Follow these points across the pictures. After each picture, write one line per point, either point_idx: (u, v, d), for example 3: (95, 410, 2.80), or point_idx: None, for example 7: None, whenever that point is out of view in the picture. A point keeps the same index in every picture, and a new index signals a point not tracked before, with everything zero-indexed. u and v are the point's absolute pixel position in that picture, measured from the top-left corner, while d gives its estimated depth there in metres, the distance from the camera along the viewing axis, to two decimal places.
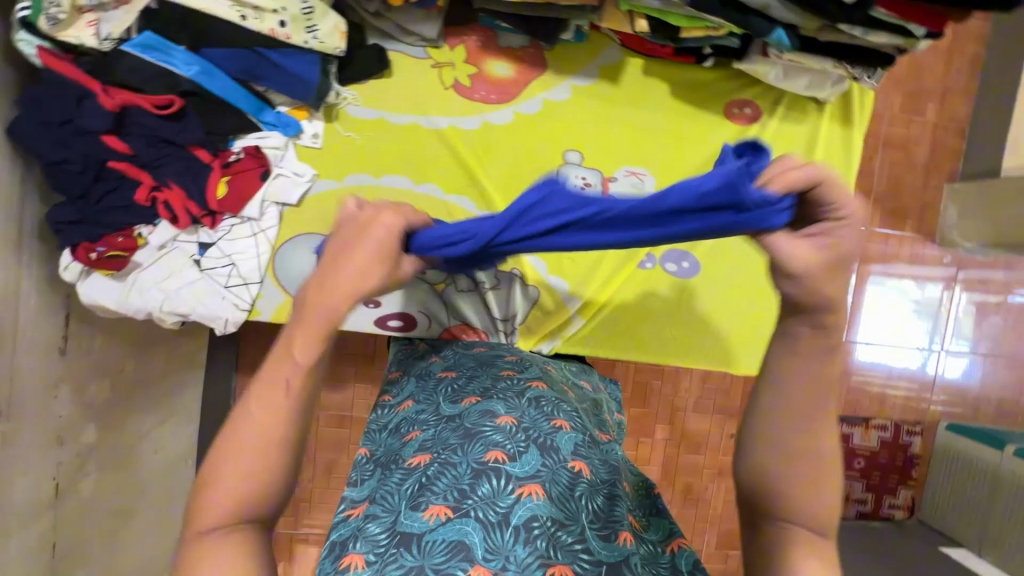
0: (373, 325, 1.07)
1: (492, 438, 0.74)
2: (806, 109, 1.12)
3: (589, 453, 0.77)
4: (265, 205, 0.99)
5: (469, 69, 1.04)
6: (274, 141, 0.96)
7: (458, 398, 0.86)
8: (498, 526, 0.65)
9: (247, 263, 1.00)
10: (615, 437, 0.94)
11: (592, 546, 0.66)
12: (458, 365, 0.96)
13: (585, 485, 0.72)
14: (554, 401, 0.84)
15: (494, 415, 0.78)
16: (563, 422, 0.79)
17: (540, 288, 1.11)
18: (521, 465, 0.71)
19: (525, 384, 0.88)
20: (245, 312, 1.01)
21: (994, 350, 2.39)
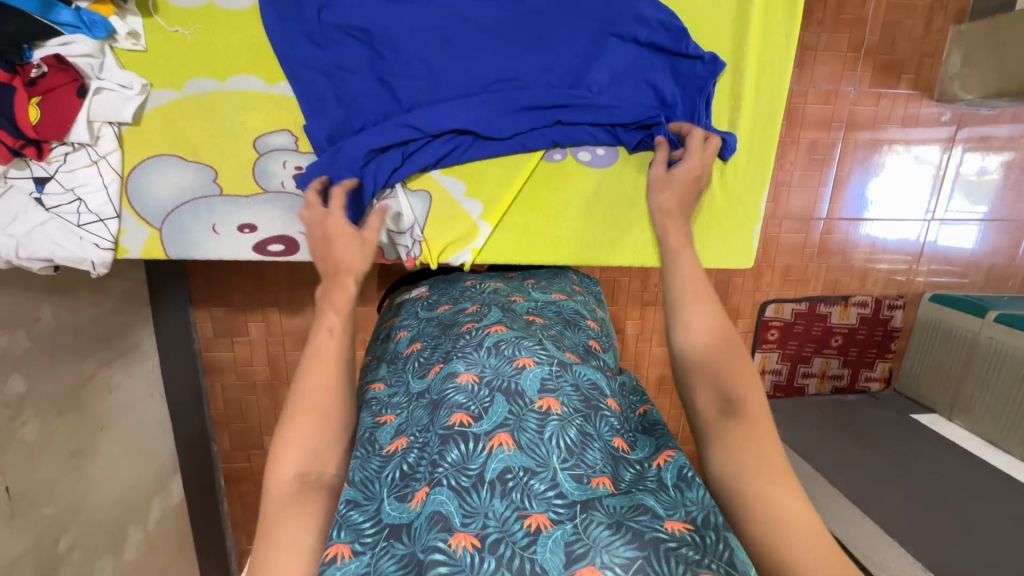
0: (253, 251, 0.97)
1: (454, 400, 0.66)
2: None
3: (559, 384, 0.68)
4: (96, 126, 0.86)
5: None
6: (82, 48, 0.81)
7: (425, 370, 0.76)
8: (472, 488, 0.58)
9: (95, 196, 0.90)
10: (602, 349, 0.83)
11: (565, 488, 0.58)
12: (423, 334, 0.86)
13: (556, 421, 0.63)
14: (516, 340, 0.73)
15: (454, 375, 0.69)
16: (527, 359, 0.70)
17: (430, 191, 0.98)
18: (488, 420, 0.64)
19: (483, 332, 0.76)
20: (109, 250, 0.93)
21: (991, 214, 2.22)
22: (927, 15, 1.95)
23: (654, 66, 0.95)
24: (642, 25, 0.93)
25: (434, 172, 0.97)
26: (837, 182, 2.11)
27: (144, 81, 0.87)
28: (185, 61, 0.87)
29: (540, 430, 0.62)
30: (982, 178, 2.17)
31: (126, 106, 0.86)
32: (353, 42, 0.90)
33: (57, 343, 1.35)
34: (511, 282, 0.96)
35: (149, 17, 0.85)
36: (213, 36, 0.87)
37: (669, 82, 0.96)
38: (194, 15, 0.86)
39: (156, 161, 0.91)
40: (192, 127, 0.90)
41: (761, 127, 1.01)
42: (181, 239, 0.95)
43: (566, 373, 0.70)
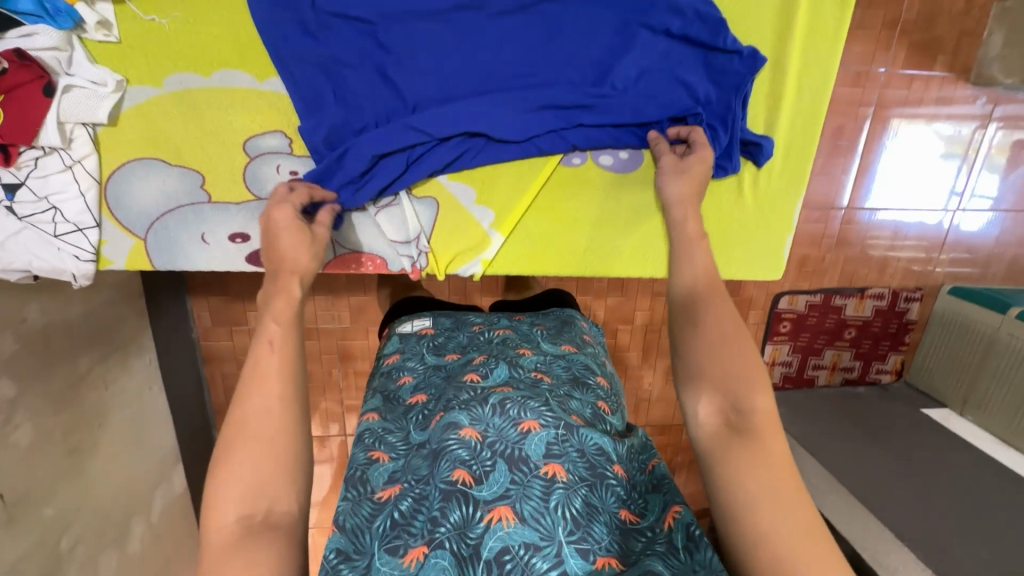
0: (246, 262, 0.90)
1: (456, 454, 0.61)
2: None
3: (565, 450, 0.62)
4: (68, 127, 0.78)
5: None
6: (46, 40, 0.72)
7: (428, 423, 0.70)
8: (469, 561, 0.54)
9: (72, 205, 0.82)
10: (610, 412, 0.76)
11: (570, 570, 0.53)
12: (428, 385, 0.78)
13: (562, 491, 0.58)
14: (522, 399, 0.67)
15: (457, 427, 0.63)
16: (532, 422, 0.64)
17: (437, 198, 0.90)
18: (489, 487, 0.58)
19: (489, 390, 0.70)
20: (91, 262, 0.86)
21: (1018, 204, 2.13)
22: None
23: (684, 59, 0.86)
24: (675, 16, 0.83)
25: (442, 178, 0.89)
26: (860, 170, 2.01)
27: (119, 77, 0.78)
28: (164, 54, 0.78)
29: (544, 500, 0.57)
30: (1012, 166, 2.06)
31: (100, 105, 0.77)
32: (353, 31, 0.80)
33: (47, 342, 1.29)
34: (519, 331, 0.89)
35: (122, 3, 0.75)
36: (194, 26, 0.77)
37: (703, 79, 0.87)
38: (173, 2, 0.76)
39: (137, 165, 0.83)
40: (175, 127, 0.82)
41: (801, 130, 0.92)
42: (168, 249, 0.88)
43: (574, 437, 0.64)
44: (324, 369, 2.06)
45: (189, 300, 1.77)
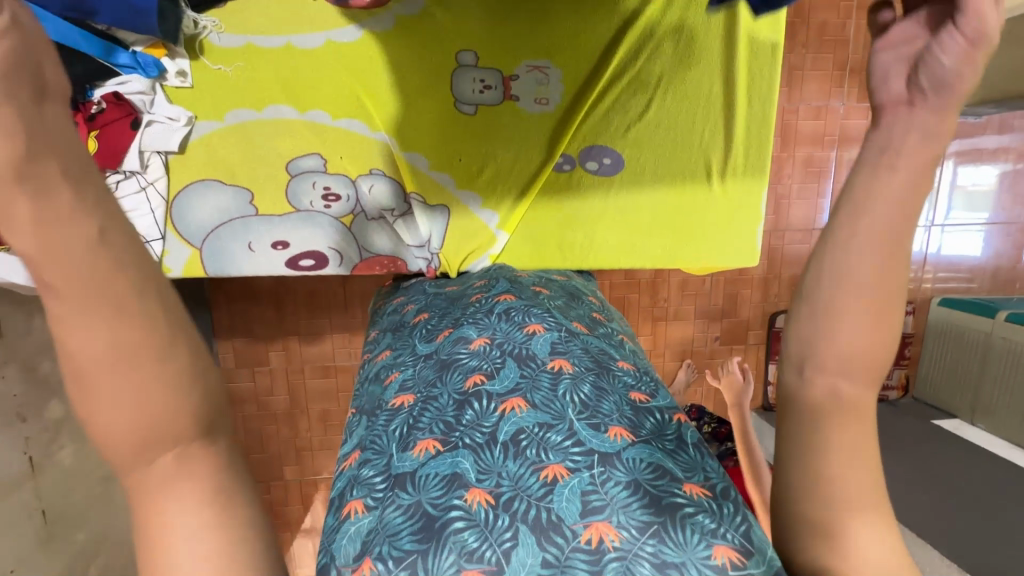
0: (285, 268, 1.03)
1: (467, 364, 0.76)
2: None
3: (568, 348, 0.77)
4: (145, 155, 0.95)
5: None
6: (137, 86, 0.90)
7: (432, 335, 0.85)
8: (487, 445, 0.63)
9: (142, 220, 0.97)
10: (604, 319, 0.90)
11: (582, 437, 0.63)
12: (430, 305, 0.94)
13: (567, 378, 0.71)
14: (524, 309, 0.85)
15: (467, 342, 0.80)
16: (536, 325, 0.80)
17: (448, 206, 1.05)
18: (500, 382, 0.71)
19: (493, 302, 0.88)
20: (153, 270, 0.99)
21: (991, 219, 2.26)
22: None
23: None
24: None
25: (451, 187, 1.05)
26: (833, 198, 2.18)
27: (190, 113, 0.95)
28: (228, 95, 0.96)
29: (553, 389, 0.69)
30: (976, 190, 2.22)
31: (173, 136, 0.95)
32: None
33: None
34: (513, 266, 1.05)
35: (196, 56, 0.94)
36: (253, 71, 0.96)
37: None
38: (236, 54, 0.95)
39: (198, 185, 0.98)
40: (231, 152, 0.98)
41: (760, 128, 1.07)
42: (219, 257, 1.01)
43: (575, 339, 0.80)
44: (341, 407, 2.13)
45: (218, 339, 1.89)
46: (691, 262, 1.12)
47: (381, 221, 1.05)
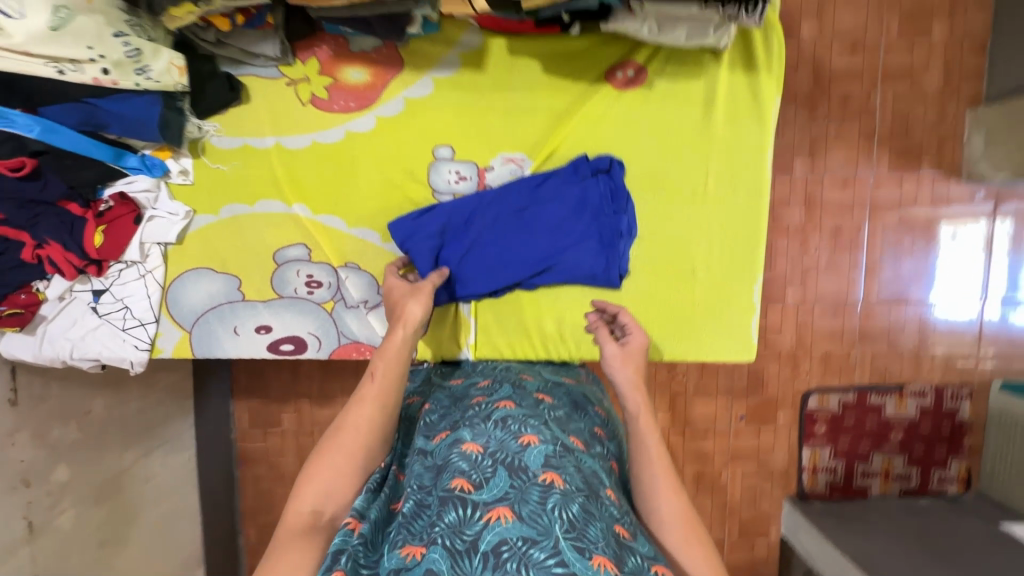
0: (266, 351, 1.06)
1: (458, 466, 0.72)
2: (702, 64, 1.00)
3: (561, 463, 0.72)
4: (146, 246, 1.02)
5: (324, 81, 1.01)
6: (141, 185, 0.99)
7: (432, 433, 0.82)
8: (466, 552, 0.62)
9: (139, 304, 1.04)
10: (605, 437, 0.90)
11: (566, 560, 0.60)
12: (434, 400, 0.93)
13: (558, 495, 0.67)
14: (522, 418, 0.80)
15: (460, 443, 0.76)
16: (531, 436, 0.75)
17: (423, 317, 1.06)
18: (489, 490, 0.68)
19: (492, 407, 0.83)
20: (146, 351, 1.05)
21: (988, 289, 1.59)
22: (936, 98, 1.53)
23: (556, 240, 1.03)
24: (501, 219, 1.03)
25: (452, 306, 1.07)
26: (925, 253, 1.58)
27: (188, 208, 1.03)
28: (223, 192, 1.03)
29: (542, 503, 0.65)
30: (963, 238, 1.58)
31: (172, 229, 1.02)
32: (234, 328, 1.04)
33: (92, 420, 1.41)
34: (520, 362, 1.06)
35: (197, 157, 1.02)
36: (248, 170, 1.03)
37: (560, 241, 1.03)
38: (233, 154, 1.02)
39: (193, 272, 1.05)
40: (224, 242, 1.04)
41: (742, 223, 1.05)
42: (207, 339, 1.06)
43: (569, 455, 0.75)
44: None
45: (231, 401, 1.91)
46: (677, 355, 1.08)
47: (358, 310, 1.05)
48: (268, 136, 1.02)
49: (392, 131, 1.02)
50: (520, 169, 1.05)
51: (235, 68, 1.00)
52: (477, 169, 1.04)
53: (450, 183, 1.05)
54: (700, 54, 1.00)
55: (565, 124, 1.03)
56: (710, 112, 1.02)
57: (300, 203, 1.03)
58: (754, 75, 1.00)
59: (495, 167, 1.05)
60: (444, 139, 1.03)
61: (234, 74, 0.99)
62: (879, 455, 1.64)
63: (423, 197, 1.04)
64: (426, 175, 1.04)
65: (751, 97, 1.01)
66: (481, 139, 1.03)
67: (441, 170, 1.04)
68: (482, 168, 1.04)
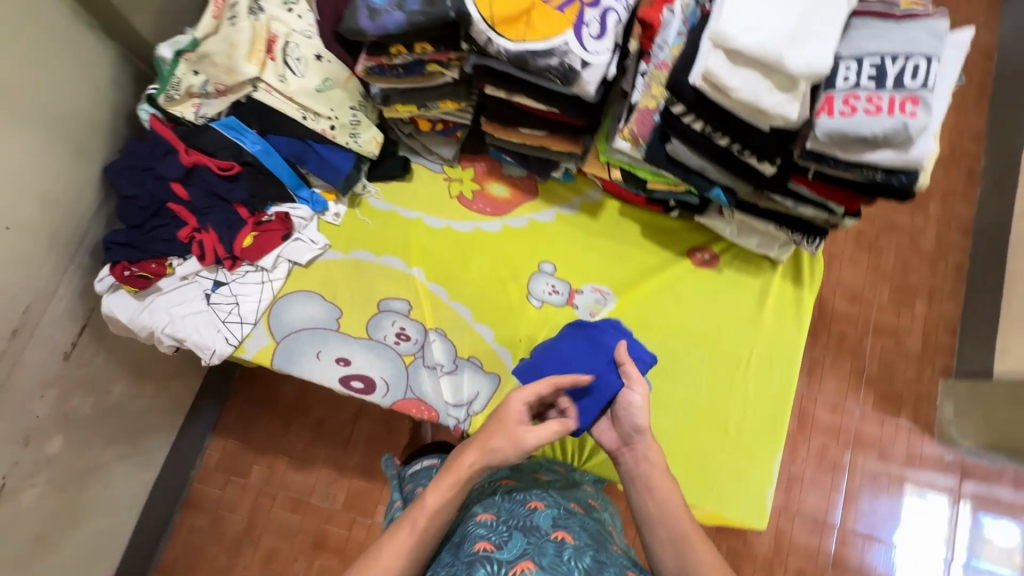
0: (337, 382, 1.14)
1: (477, 534, 0.82)
2: (761, 266, 1.27)
3: (567, 523, 0.85)
4: (279, 260, 1.16)
5: (473, 186, 1.27)
6: (303, 212, 1.17)
7: (444, 519, 0.92)
8: None
9: (248, 304, 1.14)
10: (597, 503, 1.01)
11: None
12: None
13: (570, 548, 0.79)
14: (524, 489, 0.93)
15: (475, 517, 0.86)
16: (536, 503, 0.88)
17: (487, 398, 1.16)
18: (509, 550, 0.78)
19: (495, 483, 0.96)
20: (232, 347, 1.12)
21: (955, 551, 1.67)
22: (917, 359, 1.82)
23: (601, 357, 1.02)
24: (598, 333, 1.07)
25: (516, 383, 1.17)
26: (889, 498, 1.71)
27: (327, 242, 1.19)
28: (359, 239, 1.22)
29: (558, 555, 0.77)
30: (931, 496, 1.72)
31: (307, 253, 1.17)
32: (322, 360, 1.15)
33: (105, 401, 1.39)
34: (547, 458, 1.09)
35: (351, 207, 1.23)
36: (385, 230, 1.23)
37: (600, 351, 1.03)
38: (381, 214, 1.23)
39: (303, 293, 1.17)
40: (341, 278, 1.19)
41: (773, 403, 1.21)
42: (289, 354, 1.14)
43: (570, 516, 0.87)
44: (293, 552, 1.81)
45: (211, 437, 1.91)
46: (697, 505, 1.16)
47: (432, 372, 1.16)
48: (415, 211, 1.24)
49: (513, 238, 1.25)
50: (604, 300, 1.23)
51: (411, 155, 1.26)
52: (569, 288, 1.24)
53: (544, 292, 1.24)
54: (762, 259, 1.27)
55: (650, 278, 1.25)
56: (761, 303, 1.26)
57: (418, 268, 1.21)
58: (799, 287, 1.26)
59: (584, 292, 1.24)
60: (550, 257, 1.25)
61: (410, 159, 1.25)
62: None
63: (518, 297, 1.22)
64: (527, 280, 1.24)
65: (794, 305, 1.26)
66: (575, 265, 1.25)
67: (541, 280, 1.24)
68: (573, 289, 1.24)
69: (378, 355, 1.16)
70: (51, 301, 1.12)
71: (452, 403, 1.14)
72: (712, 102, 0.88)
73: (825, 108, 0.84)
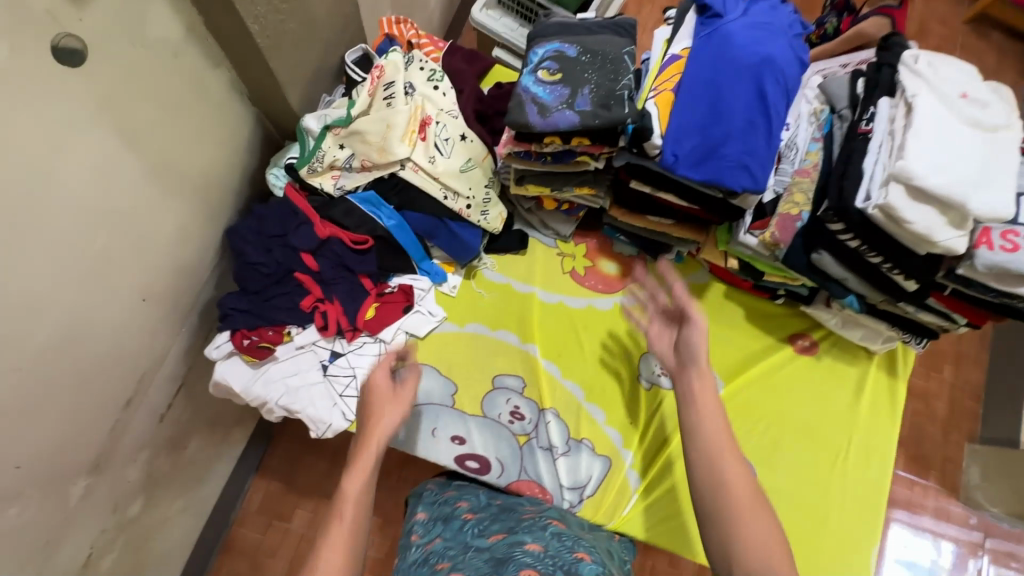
0: (453, 461, 1.12)
1: (523, 560, 0.78)
2: (858, 355, 1.31)
3: None
4: (398, 332, 1.15)
5: (585, 262, 1.28)
6: (424, 285, 1.17)
7: (485, 533, 0.91)
8: None
9: (366, 378, 1.11)
10: None
11: None
12: (484, 509, 1.03)
13: None
14: (573, 537, 0.89)
15: (522, 544, 0.83)
16: (584, 555, 0.81)
17: (601, 480, 1.16)
18: None
19: (547, 523, 0.94)
20: (348, 422, 1.08)
21: None
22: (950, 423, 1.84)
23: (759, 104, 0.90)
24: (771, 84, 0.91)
25: (626, 464, 1.17)
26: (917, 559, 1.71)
27: (444, 314, 1.19)
28: (474, 312, 1.21)
29: None
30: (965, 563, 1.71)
31: (425, 325, 1.17)
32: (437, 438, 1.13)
33: (181, 455, 1.33)
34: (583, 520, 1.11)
35: (467, 279, 1.22)
36: (499, 304, 1.22)
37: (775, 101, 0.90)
38: (495, 286, 1.23)
39: (419, 366, 1.17)
40: (458, 351, 1.19)
41: (873, 493, 1.23)
42: (405, 431, 1.13)
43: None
44: None
45: (252, 478, 1.77)
46: None
47: (546, 452, 1.16)
48: (530, 285, 1.24)
49: (624, 317, 1.25)
50: None
51: (526, 228, 1.27)
52: None
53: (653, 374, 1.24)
54: (859, 349, 1.31)
55: (755, 365, 1.28)
56: (856, 391, 1.29)
57: (534, 345, 1.21)
58: (895, 379, 1.30)
59: None
60: None
61: (526, 233, 1.26)
62: None
63: (628, 377, 1.22)
64: (637, 359, 1.23)
65: (889, 400, 1.29)
66: None
67: (651, 360, 1.24)
68: None
69: (490, 433, 1.15)
70: (164, 363, 1.08)
71: (566, 486, 1.14)
72: (874, 225, 0.92)
73: (981, 237, 0.87)
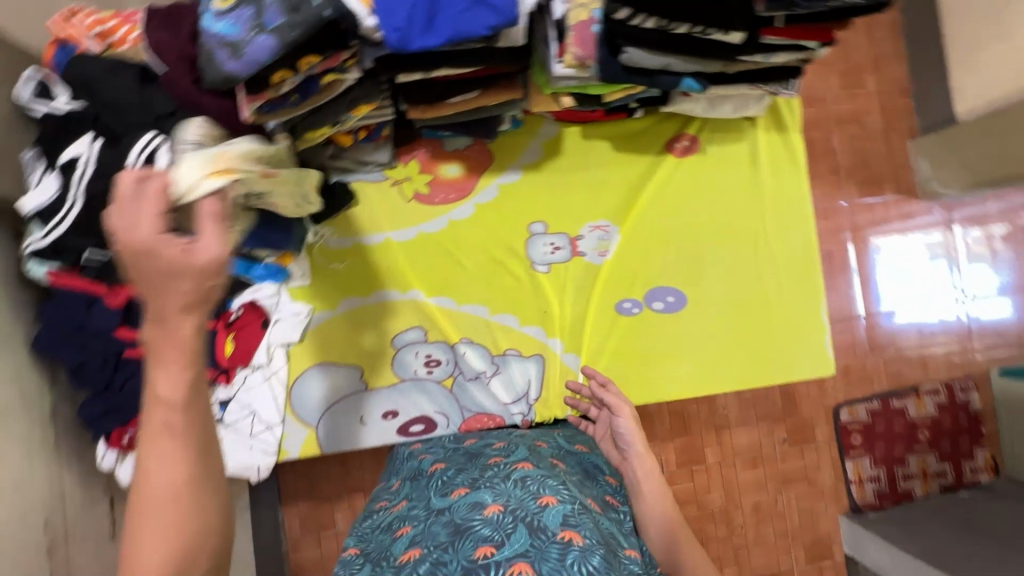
0: (395, 434, 1.09)
1: (479, 532, 0.67)
2: (741, 127, 1.20)
3: (580, 520, 0.67)
4: (272, 349, 1.05)
5: (425, 179, 1.13)
6: (269, 290, 1.05)
7: (448, 490, 0.81)
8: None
9: (266, 409, 1.05)
10: (618, 505, 0.90)
11: None
12: (449, 458, 0.94)
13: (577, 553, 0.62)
14: (541, 478, 0.75)
15: (482, 506, 0.71)
16: (550, 497, 0.70)
17: (540, 379, 1.12)
18: (509, 547, 0.63)
19: (512, 467, 0.81)
20: (273, 455, 1.06)
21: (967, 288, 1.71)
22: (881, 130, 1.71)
23: None
24: None
25: (558, 350, 1.14)
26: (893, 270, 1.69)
27: (310, 307, 1.09)
28: (339, 289, 1.10)
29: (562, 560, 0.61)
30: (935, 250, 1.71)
31: (296, 328, 1.07)
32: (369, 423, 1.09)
33: None
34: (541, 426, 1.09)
35: (314, 260, 1.10)
36: (359, 268, 1.11)
37: None
38: (347, 252, 1.11)
39: (315, 368, 1.09)
40: (344, 334, 1.10)
41: (802, 253, 1.19)
42: (334, 433, 1.08)
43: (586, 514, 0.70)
44: None
45: None
46: (766, 380, 1.18)
47: (478, 382, 1.11)
48: (381, 232, 1.12)
49: (491, 214, 1.14)
50: (608, 235, 1.17)
51: (345, 175, 1.09)
52: (569, 238, 1.16)
53: (546, 253, 1.15)
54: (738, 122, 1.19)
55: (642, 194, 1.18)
56: (751, 165, 1.20)
57: (416, 290, 1.11)
58: (785, 133, 1.20)
59: (584, 235, 1.17)
60: (538, 216, 1.15)
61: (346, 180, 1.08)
62: (916, 459, 1.66)
63: (523, 270, 1.14)
64: (524, 247, 1.14)
65: (787, 154, 1.20)
66: (564, 213, 1.16)
67: (538, 242, 1.15)
68: (573, 237, 1.16)
69: (417, 393, 1.10)
70: (66, 499, 1.01)
71: (512, 401, 1.11)
72: None
73: None
